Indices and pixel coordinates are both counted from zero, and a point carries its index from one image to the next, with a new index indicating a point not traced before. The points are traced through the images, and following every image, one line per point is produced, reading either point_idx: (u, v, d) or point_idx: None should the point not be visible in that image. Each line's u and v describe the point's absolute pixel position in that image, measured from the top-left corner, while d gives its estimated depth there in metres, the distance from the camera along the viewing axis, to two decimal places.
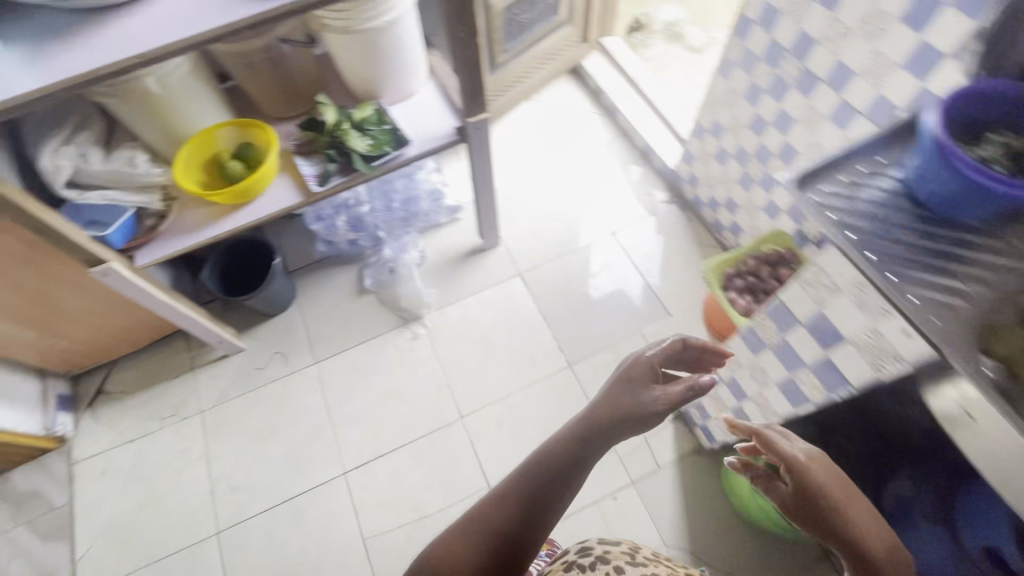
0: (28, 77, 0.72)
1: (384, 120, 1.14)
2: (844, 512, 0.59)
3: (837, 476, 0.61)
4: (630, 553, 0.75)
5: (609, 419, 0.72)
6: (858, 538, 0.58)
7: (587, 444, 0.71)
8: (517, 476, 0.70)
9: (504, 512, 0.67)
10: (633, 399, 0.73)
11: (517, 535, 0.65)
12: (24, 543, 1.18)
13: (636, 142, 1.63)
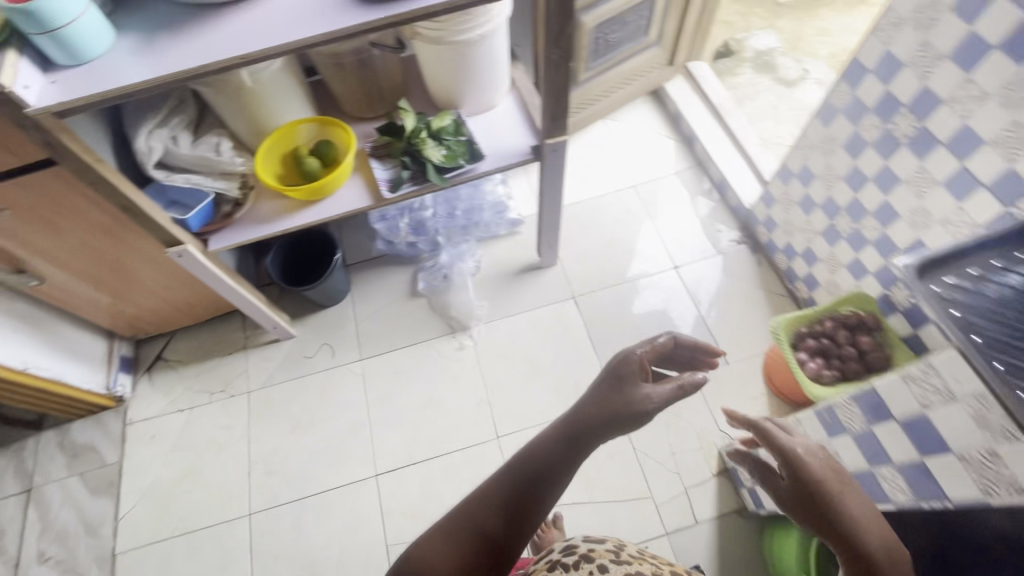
0: (138, 67, 0.74)
1: (460, 132, 1.13)
2: (842, 505, 0.58)
3: (833, 467, 0.61)
4: (616, 551, 0.72)
5: (597, 414, 0.67)
6: (856, 534, 0.56)
7: (577, 441, 0.67)
8: (501, 476, 0.66)
9: (487, 516, 0.63)
10: (621, 396, 0.68)
11: (500, 538, 0.62)
12: (75, 493, 1.24)
13: (711, 175, 1.56)
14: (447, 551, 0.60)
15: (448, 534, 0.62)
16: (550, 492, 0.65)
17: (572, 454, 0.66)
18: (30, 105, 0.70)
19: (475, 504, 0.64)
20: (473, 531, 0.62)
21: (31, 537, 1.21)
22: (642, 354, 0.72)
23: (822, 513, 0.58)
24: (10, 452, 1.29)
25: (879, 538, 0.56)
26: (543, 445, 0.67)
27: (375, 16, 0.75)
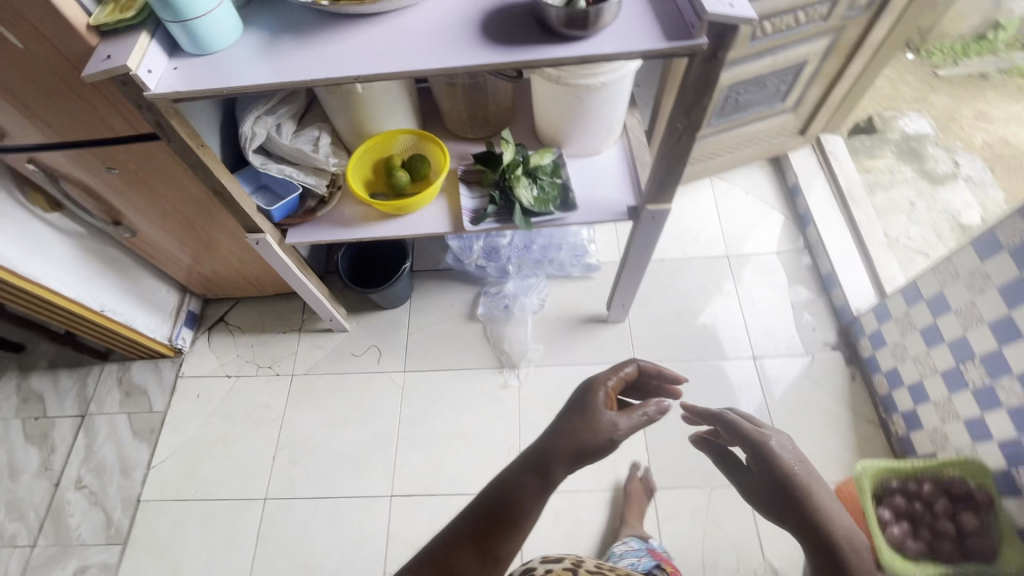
0: (256, 68, 0.73)
1: (557, 173, 1.07)
2: (811, 494, 0.64)
3: (797, 454, 0.67)
4: (571, 569, 0.75)
5: (570, 442, 0.67)
6: (822, 522, 0.62)
7: (549, 472, 0.65)
8: (466, 513, 0.64)
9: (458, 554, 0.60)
10: (589, 424, 0.68)
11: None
12: (120, 431, 1.32)
13: (818, 265, 1.40)
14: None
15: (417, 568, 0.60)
16: (521, 530, 0.63)
17: (536, 489, 0.65)
18: (148, 89, 0.71)
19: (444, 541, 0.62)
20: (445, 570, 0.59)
21: (75, 461, 1.29)
22: (605, 383, 0.75)
23: (789, 503, 0.64)
24: (79, 377, 1.40)
25: (842, 524, 0.63)
26: (514, 472, 0.66)
27: (498, 58, 0.70)
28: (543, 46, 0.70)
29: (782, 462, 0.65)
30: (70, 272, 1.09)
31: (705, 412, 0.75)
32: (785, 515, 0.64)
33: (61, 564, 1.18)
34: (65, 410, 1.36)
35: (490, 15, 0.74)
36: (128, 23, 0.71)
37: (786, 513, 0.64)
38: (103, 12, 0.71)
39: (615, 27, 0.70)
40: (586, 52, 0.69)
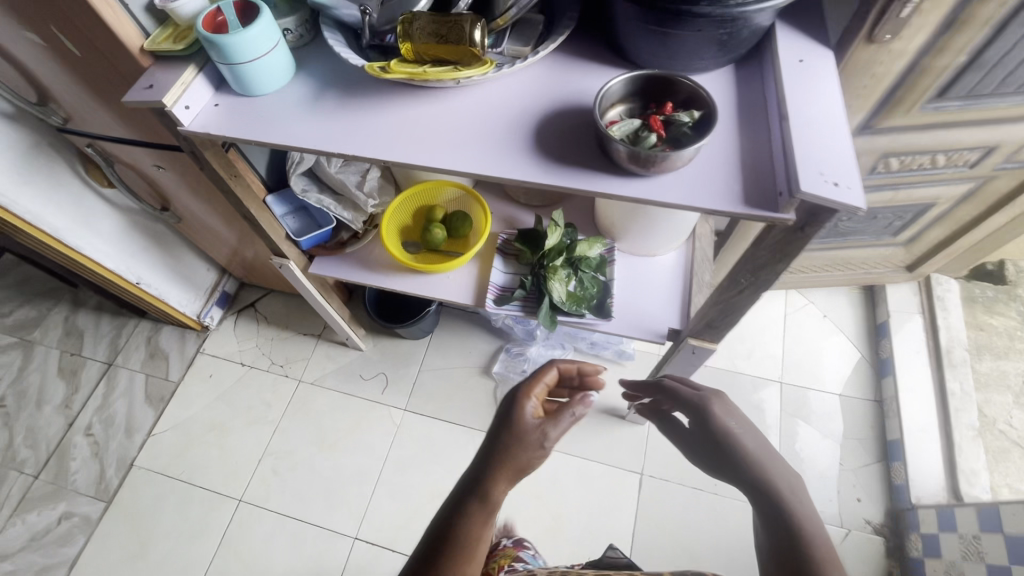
0: (292, 124, 0.69)
1: (602, 270, 0.96)
2: (736, 439, 0.65)
3: (730, 410, 0.70)
4: None
5: (508, 472, 0.58)
6: (780, 497, 0.57)
7: (483, 494, 0.56)
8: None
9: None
10: (515, 436, 0.60)
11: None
12: (136, 390, 1.38)
13: (884, 425, 1.21)
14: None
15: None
16: (473, 564, 0.53)
17: (472, 509, 0.56)
18: (182, 125, 0.69)
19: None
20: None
21: (91, 407, 1.37)
22: (527, 394, 0.65)
23: (736, 463, 0.63)
24: (117, 326, 1.48)
25: (788, 484, 0.59)
26: (448, 510, 0.57)
27: (540, 176, 0.60)
28: (596, 175, 0.60)
29: (717, 420, 0.69)
30: (115, 245, 1.13)
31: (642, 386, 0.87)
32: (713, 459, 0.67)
33: (51, 504, 1.25)
34: (96, 354, 1.44)
35: (549, 118, 0.65)
36: (179, 53, 0.68)
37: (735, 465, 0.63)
38: (157, 37, 0.69)
39: (686, 171, 0.59)
40: (643, 194, 0.59)
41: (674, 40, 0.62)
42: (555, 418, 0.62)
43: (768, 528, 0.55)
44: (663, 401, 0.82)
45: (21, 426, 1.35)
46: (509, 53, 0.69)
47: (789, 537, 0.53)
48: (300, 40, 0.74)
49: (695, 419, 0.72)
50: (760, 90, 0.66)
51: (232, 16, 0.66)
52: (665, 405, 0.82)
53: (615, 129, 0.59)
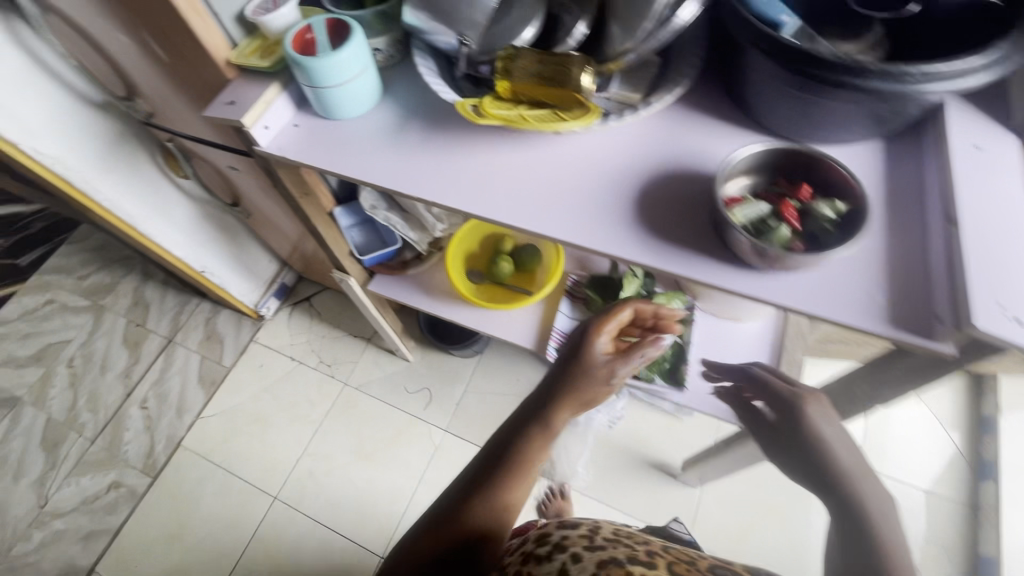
0: (371, 157, 0.64)
1: (678, 330, 0.88)
2: (828, 448, 0.58)
3: (825, 412, 0.61)
4: (591, 535, 0.53)
5: (573, 403, 0.61)
6: (870, 522, 0.51)
7: (545, 419, 0.60)
8: (461, 479, 0.58)
9: (463, 518, 0.54)
10: (584, 370, 0.62)
11: (486, 533, 0.53)
12: (191, 369, 1.42)
13: (976, 535, 1.06)
14: (442, 535, 0.53)
15: (435, 522, 0.54)
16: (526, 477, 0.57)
17: (532, 433, 0.59)
18: (260, 146, 0.65)
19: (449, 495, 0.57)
20: (448, 522, 0.53)
21: (149, 380, 1.41)
22: (603, 325, 0.64)
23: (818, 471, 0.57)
24: (180, 302, 1.52)
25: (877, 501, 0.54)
26: (509, 428, 0.60)
27: (638, 254, 0.53)
28: (705, 261, 0.52)
29: (807, 420, 0.61)
30: (185, 234, 1.14)
31: (725, 367, 0.78)
32: (799, 460, 0.60)
33: (104, 471, 1.30)
34: (158, 328, 1.49)
35: (655, 184, 0.57)
36: (264, 70, 0.64)
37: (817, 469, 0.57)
38: (244, 50, 0.65)
39: (818, 269, 0.50)
40: (760, 291, 0.50)
41: (821, 109, 0.52)
42: (624, 356, 0.63)
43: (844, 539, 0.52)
44: (745, 387, 0.71)
45: (85, 389, 1.42)
46: (617, 99, 0.62)
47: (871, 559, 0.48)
48: (389, 61, 0.69)
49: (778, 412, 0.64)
50: (917, 175, 0.55)
51: (323, 36, 0.62)
52: (746, 395, 0.71)
53: (736, 214, 0.51)
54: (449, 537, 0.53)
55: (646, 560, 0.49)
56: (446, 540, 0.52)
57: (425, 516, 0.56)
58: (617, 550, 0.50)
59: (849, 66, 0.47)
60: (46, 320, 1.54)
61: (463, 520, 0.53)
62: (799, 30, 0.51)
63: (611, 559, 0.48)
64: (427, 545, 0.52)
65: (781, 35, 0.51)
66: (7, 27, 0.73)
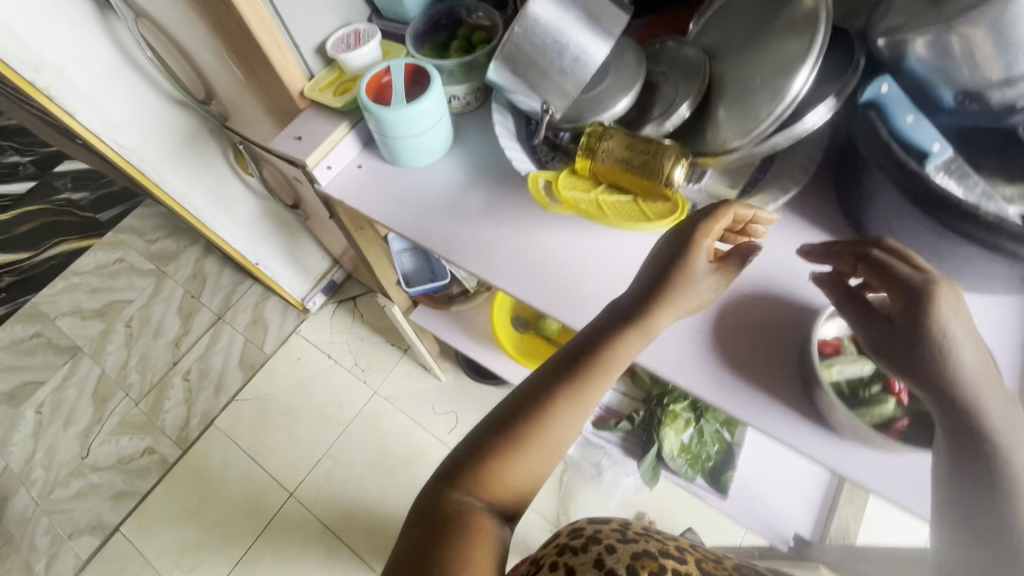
0: (431, 217, 0.60)
1: (730, 428, 0.79)
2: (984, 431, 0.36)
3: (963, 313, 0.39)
4: (623, 529, 0.49)
5: (669, 308, 0.45)
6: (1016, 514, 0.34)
7: (645, 322, 0.44)
8: (529, 383, 0.43)
9: (544, 427, 0.41)
10: (683, 277, 0.45)
11: (564, 450, 0.42)
12: (234, 350, 1.46)
13: None
14: (521, 458, 0.40)
15: (505, 440, 0.40)
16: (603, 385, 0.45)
17: (628, 334, 0.44)
18: (320, 184, 0.63)
19: (516, 400, 0.42)
20: (530, 439, 0.40)
21: (195, 352, 1.47)
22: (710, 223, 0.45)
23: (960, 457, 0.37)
24: (235, 281, 1.57)
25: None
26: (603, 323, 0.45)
27: (707, 392, 0.47)
28: (786, 416, 0.45)
29: (909, 325, 0.39)
30: (245, 228, 1.15)
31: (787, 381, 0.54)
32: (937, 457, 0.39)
33: (141, 434, 1.36)
34: (211, 303, 1.54)
35: (738, 308, 0.50)
36: (335, 108, 0.62)
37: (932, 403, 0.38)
38: (318, 83, 0.63)
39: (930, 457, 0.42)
40: (850, 470, 0.43)
41: (957, 260, 0.43)
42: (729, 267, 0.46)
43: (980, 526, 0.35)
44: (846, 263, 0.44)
45: (138, 350, 1.49)
46: (709, 192, 0.55)
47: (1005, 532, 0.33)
48: (466, 107, 0.65)
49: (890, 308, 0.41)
50: None
51: (399, 83, 0.58)
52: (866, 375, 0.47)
53: (830, 369, 0.45)
54: (531, 460, 0.40)
55: (677, 555, 0.47)
56: (522, 468, 0.40)
57: (486, 424, 0.42)
58: (649, 543, 0.48)
59: (1015, 232, 0.38)
60: (114, 277, 1.62)
61: (551, 427, 0.41)
62: (950, 166, 0.43)
63: (645, 555, 0.46)
64: (500, 471, 0.39)
65: (927, 169, 0.43)
66: (103, 23, 0.74)
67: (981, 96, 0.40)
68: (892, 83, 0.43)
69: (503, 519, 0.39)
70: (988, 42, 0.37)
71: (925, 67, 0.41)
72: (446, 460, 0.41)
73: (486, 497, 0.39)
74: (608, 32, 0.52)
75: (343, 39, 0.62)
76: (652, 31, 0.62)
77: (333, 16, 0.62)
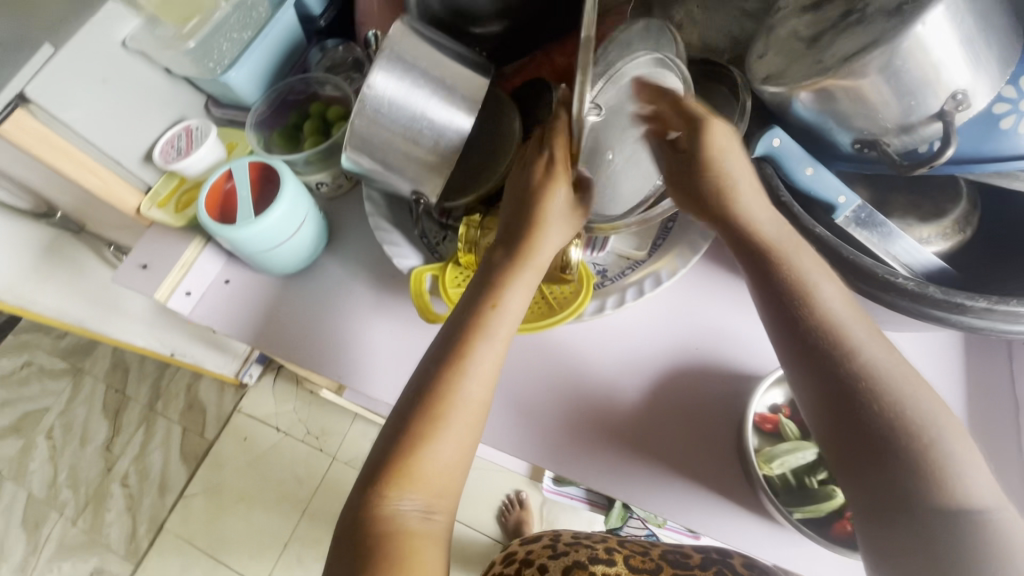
0: (317, 336, 0.53)
1: None
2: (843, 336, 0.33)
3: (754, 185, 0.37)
4: (552, 546, 0.57)
5: (544, 240, 0.41)
6: (873, 396, 0.32)
7: (533, 258, 0.40)
8: (434, 352, 0.39)
9: (455, 395, 0.37)
10: (550, 213, 0.40)
11: (487, 414, 0.38)
12: (173, 443, 1.34)
13: None
14: (445, 440, 0.36)
15: (419, 428, 0.36)
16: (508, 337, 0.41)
17: (521, 278, 0.40)
18: (185, 314, 0.55)
19: (418, 383, 0.38)
20: (445, 420, 0.36)
21: (130, 453, 1.35)
22: (555, 141, 0.40)
23: (824, 366, 0.33)
24: (161, 366, 1.44)
25: (898, 371, 0.32)
26: (488, 270, 0.41)
27: (609, 479, 0.43)
28: (698, 491, 0.43)
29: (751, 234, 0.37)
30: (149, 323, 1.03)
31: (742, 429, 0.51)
32: (800, 375, 0.34)
33: (86, 555, 1.25)
34: (138, 395, 1.41)
35: (637, 361, 0.47)
36: (179, 225, 0.53)
37: (793, 362, 0.35)
38: (155, 197, 0.53)
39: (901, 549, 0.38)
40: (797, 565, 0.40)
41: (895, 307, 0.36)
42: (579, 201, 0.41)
43: (854, 430, 0.32)
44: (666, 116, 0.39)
45: (65, 463, 1.36)
46: (619, 254, 0.50)
47: (886, 428, 0.31)
48: (337, 190, 0.58)
49: (687, 146, 0.38)
50: (1011, 388, 0.44)
51: (245, 192, 0.49)
52: None
53: (769, 464, 0.41)
54: (457, 438, 0.36)
55: (606, 557, 0.54)
56: (449, 451, 0.36)
57: (399, 413, 0.37)
58: (579, 553, 0.55)
59: (938, 298, 0.34)
60: (25, 385, 1.47)
61: (467, 398, 0.37)
62: (861, 216, 0.38)
63: (573, 565, 0.53)
64: (423, 459, 0.35)
65: (834, 221, 0.39)
66: None
67: (879, 144, 0.35)
68: (784, 133, 0.38)
69: (443, 504, 0.36)
70: (880, 88, 0.32)
71: (813, 114, 0.36)
72: (369, 456, 0.37)
73: (416, 489, 0.35)
74: (464, 103, 0.44)
75: (173, 141, 0.53)
76: (526, 74, 0.55)
77: (159, 117, 0.53)
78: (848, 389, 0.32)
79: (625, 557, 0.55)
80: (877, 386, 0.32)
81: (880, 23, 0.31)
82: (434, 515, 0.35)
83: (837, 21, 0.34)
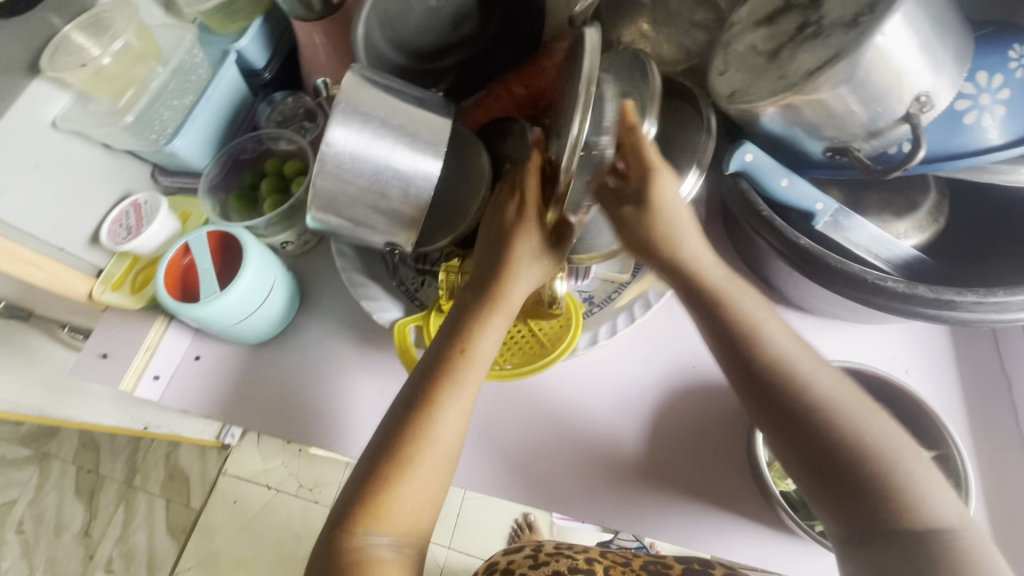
0: (302, 405, 0.50)
1: None
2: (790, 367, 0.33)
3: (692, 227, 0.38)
4: (535, 555, 0.56)
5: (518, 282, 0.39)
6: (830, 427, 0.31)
7: (503, 300, 0.38)
8: (406, 396, 0.36)
9: (430, 436, 0.34)
10: (522, 255, 0.39)
11: (459, 452, 0.36)
12: (157, 519, 1.27)
13: None
14: (411, 484, 0.33)
15: (386, 469, 0.33)
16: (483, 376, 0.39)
17: (491, 321, 0.38)
18: (156, 400, 0.51)
19: (389, 425, 0.35)
20: (413, 462, 0.34)
21: (112, 536, 1.27)
22: (526, 183, 0.39)
23: (779, 404, 0.33)
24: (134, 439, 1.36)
25: (856, 401, 0.32)
26: (461, 311, 0.39)
27: (610, 508, 0.42)
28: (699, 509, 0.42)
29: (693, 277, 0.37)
30: None
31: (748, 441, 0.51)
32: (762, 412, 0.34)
33: None
34: (113, 473, 1.33)
35: (640, 393, 0.46)
36: (138, 306, 0.50)
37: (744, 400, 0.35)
38: (109, 279, 0.50)
39: None
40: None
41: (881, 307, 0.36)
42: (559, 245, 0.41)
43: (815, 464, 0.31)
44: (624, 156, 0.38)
45: (41, 557, 1.26)
46: (603, 279, 0.49)
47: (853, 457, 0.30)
48: (303, 247, 0.55)
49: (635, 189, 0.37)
50: (1000, 363, 0.45)
51: (207, 262, 0.47)
52: None
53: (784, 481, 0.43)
54: (428, 478, 0.34)
55: (586, 567, 0.53)
56: (420, 491, 0.34)
57: (371, 452, 0.35)
58: (559, 563, 0.53)
59: (929, 297, 0.34)
60: None
61: (439, 442, 0.34)
62: (839, 220, 0.38)
63: None
64: (391, 499, 0.33)
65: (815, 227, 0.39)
66: None
67: (850, 151, 0.35)
68: (756, 148, 0.37)
69: (417, 538, 0.33)
70: (847, 99, 0.32)
71: (782, 126, 0.36)
72: (340, 492, 0.35)
73: (386, 526, 0.32)
74: (429, 149, 0.42)
75: (121, 219, 0.50)
76: (486, 108, 0.54)
77: (102, 195, 0.50)
78: (796, 416, 0.32)
79: (607, 570, 0.52)
80: (835, 416, 0.31)
81: (840, 35, 0.31)
82: (406, 549, 0.33)
83: (795, 33, 0.34)
